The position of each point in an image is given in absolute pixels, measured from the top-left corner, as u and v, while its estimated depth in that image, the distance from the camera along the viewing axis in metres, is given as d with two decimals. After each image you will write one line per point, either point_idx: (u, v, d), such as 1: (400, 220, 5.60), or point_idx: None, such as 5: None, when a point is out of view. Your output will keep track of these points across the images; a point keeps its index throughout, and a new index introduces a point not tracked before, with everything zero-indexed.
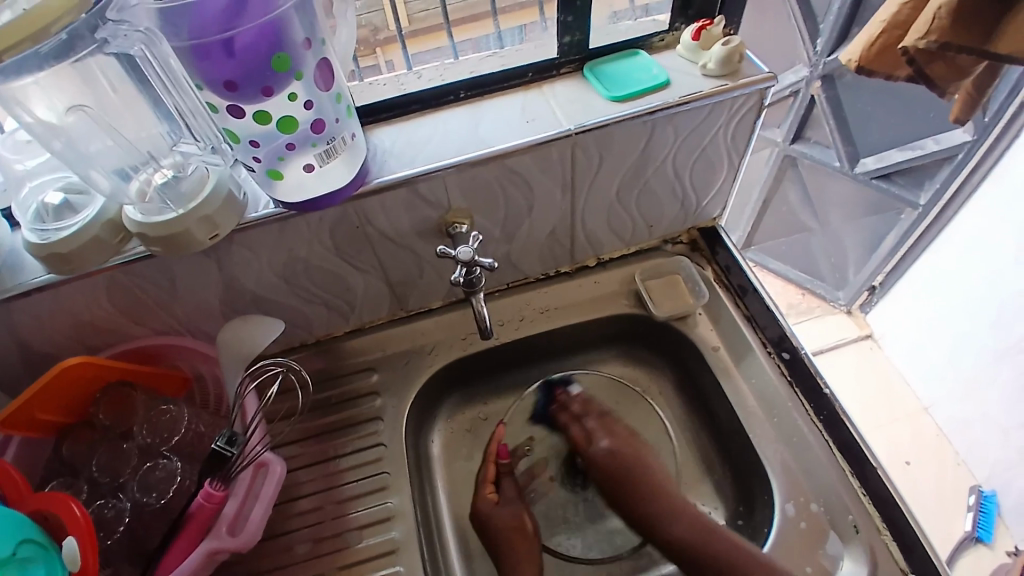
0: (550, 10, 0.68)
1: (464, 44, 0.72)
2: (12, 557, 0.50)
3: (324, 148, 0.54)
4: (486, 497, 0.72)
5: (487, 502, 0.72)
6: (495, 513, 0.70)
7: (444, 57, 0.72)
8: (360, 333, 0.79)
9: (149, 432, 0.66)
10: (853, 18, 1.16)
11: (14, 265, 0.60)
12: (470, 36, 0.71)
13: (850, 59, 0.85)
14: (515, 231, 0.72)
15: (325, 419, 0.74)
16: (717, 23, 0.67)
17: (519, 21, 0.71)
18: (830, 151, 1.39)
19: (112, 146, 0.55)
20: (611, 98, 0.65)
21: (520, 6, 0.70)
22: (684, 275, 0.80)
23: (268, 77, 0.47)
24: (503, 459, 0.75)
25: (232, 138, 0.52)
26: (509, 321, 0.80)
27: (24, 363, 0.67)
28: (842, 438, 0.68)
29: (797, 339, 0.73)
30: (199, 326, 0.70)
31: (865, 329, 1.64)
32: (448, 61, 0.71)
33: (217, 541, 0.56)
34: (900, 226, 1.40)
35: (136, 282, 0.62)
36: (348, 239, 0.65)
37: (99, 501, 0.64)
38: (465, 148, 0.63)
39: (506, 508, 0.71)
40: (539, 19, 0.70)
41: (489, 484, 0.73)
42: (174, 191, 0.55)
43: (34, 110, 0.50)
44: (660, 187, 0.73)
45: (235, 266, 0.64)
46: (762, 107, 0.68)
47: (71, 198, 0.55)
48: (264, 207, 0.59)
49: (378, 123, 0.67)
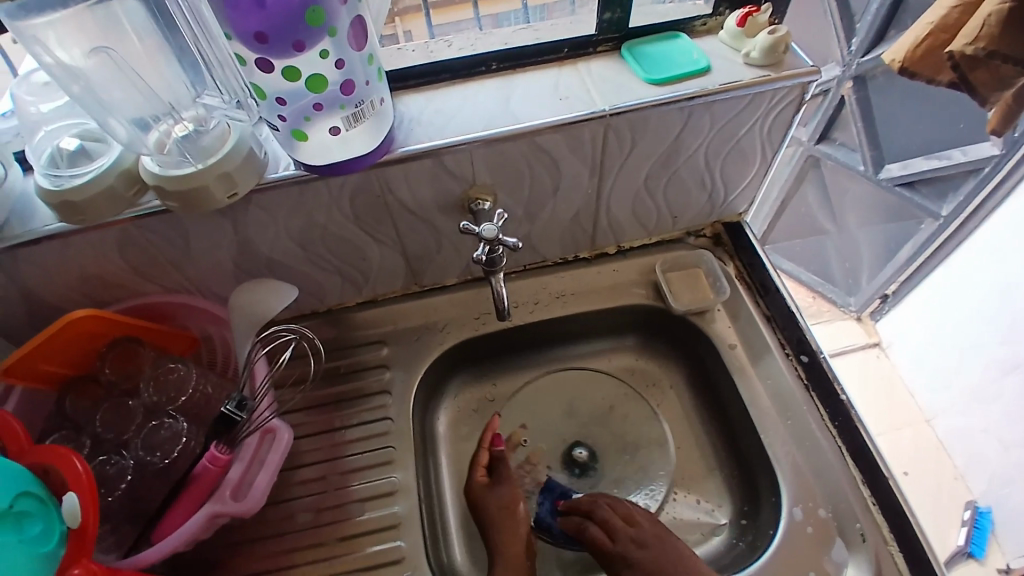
0: None
1: (488, 19, 0.68)
2: (9, 510, 0.49)
3: (351, 112, 0.52)
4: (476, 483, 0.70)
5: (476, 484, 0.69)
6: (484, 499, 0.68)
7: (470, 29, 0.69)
8: (372, 305, 0.78)
9: (155, 391, 0.65)
10: (891, 20, 1.13)
11: (25, 212, 0.59)
12: (494, 10, 0.68)
13: (894, 59, 0.82)
14: (537, 212, 0.70)
15: (332, 390, 0.74)
16: (763, 10, 0.64)
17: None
18: (855, 154, 1.36)
19: (132, 94, 0.53)
20: (648, 81, 0.62)
21: None
22: (706, 269, 0.78)
23: (300, 31, 0.45)
24: (497, 446, 0.72)
25: (259, 94, 0.50)
26: (524, 304, 0.78)
27: (31, 312, 0.66)
28: (856, 444, 0.67)
29: (816, 341, 0.72)
30: (209, 287, 0.69)
31: (873, 337, 1.62)
32: (474, 33, 0.68)
33: (219, 506, 0.56)
34: (919, 236, 1.37)
35: (149, 238, 0.61)
36: (367, 208, 0.63)
37: (101, 458, 0.63)
38: (495, 121, 0.61)
39: (505, 488, 0.69)
40: None
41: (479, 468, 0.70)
42: (194, 145, 0.53)
43: (53, 50, 0.49)
44: (689, 177, 0.71)
45: (251, 228, 0.62)
46: (803, 101, 0.65)
47: (86, 145, 0.54)
48: (284, 168, 0.58)
49: (406, 90, 0.65)
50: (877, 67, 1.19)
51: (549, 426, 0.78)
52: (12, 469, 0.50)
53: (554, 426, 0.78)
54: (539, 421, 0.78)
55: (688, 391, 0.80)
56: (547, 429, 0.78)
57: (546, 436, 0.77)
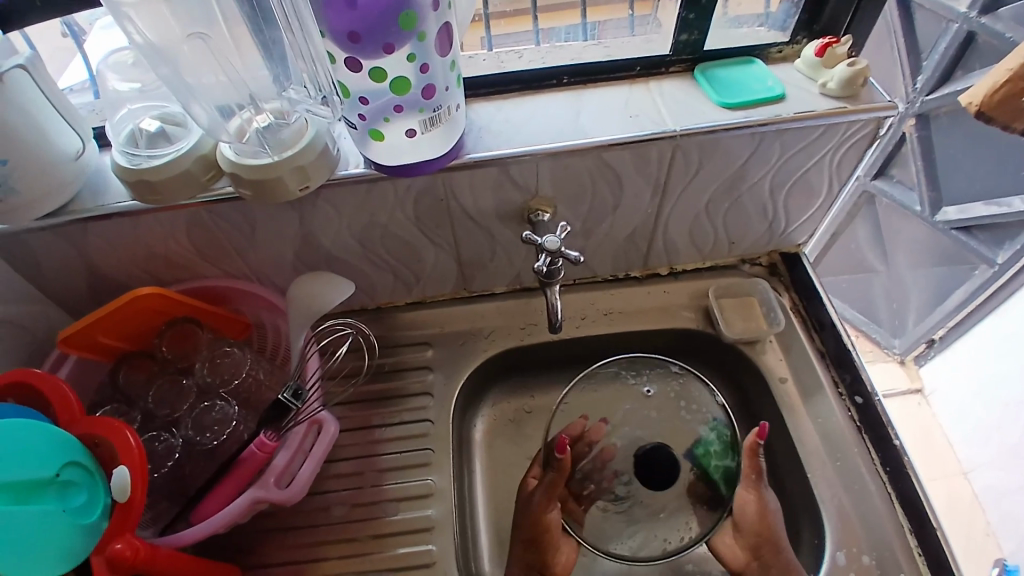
0: (642, 8, 0.68)
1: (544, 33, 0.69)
2: (54, 479, 0.50)
3: (429, 115, 0.53)
4: (527, 479, 0.71)
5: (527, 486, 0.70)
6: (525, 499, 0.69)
7: (528, 42, 0.70)
8: (419, 305, 0.78)
9: (210, 372, 0.67)
10: (958, 62, 1.12)
11: (99, 187, 0.61)
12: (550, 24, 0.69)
13: (969, 101, 0.58)
14: (594, 227, 0.70)
15: (375, 387, 0.74)
16: (843, 42, 0.63)
17: (608, 15, 0.69)
18: (912, 194, 1.30)
19: (219, 82, 0.53)
20: (721, 104, 0.62)
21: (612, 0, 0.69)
22: (760, 298, 0.77)
23: (391, 34, 0.46)
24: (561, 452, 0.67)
25: (343, 92, 0.51)
26: (571, 317, 0.78)
27: (94, 284, 0.68)
28: (906, 492, 0.65)
29: (871, 383, 0.70)
30: (266, 275, 0.70)
31: (915, 383, 1.56)
32: (531, 47, 0.69)
33: (262, 492, 0.57)
34: (971, 282, 1.31)
35: (216, 222, 0.62)
36: (429, 211, 0.64)
37: (152, 433, 0.65)
38: (565, 134, 0.61)
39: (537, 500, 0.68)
40: (627, 18, 0.69)
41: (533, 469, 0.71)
42: (273, 136, 0.55)
43: (144, 31, 0.48)
44: (752, 205, 0.71)
45: (315, 221, 0.63)
46: (876, 137, 0.64)
47: (167, 129, 0.56)
48: (354, 166, 0.59)
49: (476, 98, 0.65)
50: (942, 107, 1.15)
51: (639, 408, 0.73)
52: (62, 439, 0.51)
53: (632, 409, 0.73)
54: (612, 401, 0.74)
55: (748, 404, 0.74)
56: (636, 417, 0.73)
57: (617, 420, 0.73)
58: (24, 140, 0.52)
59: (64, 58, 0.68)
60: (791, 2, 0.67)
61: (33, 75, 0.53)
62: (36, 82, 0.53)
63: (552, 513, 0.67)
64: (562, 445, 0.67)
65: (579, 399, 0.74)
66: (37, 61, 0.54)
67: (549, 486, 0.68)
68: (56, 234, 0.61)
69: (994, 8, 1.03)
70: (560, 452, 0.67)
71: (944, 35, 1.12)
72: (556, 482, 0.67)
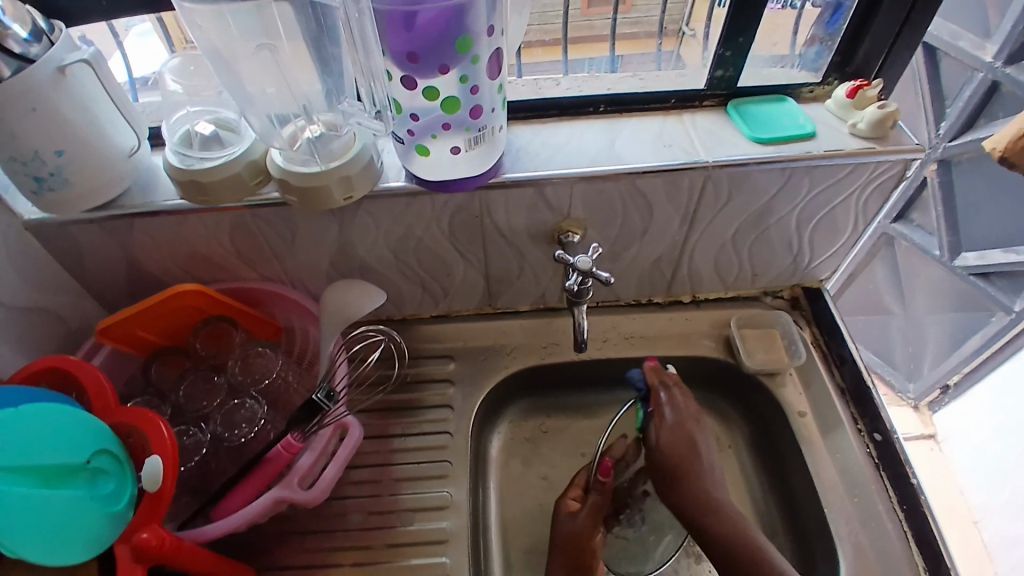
0: (670, 44, 0.71)
1: (578, 63, 0.72)
2: (85, 465, 0.52)
3: (474, 134, 0.55)
4: (566, 500, 0.67)
5: (568, 507, 0.67)
6: (559, 519, 0.66)
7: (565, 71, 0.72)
8: (444, 319, 0.80)
9: (241, 371, 0.69)
10: (982, 109, 1.13)
11: (147, 184, 0.64)
12: (584, 54, 0.72)
13: (993, 147, 0.59)
14: (621, 251, 0.72)
15: (397, 397, 0.76)
16: (874, 85, 0.65)
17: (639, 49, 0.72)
18: (932, 238, 1.30)
19: (277, 92, 0.55)
20: (753, 138, 0.64)
21: (645, 34, 0.71)
22: (781, 330, 0.78)
23: (446, 55, 0.49)
24: (605, 476, 0.66)
25: (396, 108, 0.54)
26: (593, 338, 0.79)
27: (132, 278, 0.70)
28: (923, 532, 0.65)
29: (891, 421, 0.70)
30: (300, 280, 0.72)
31: (929, 429, 1.55)
32: (567, 76, 0.72)
33: (285, 491, 0.58)
34: (987, 329, 1.30)
35: (258, 225, 0.64)
36: (463, 226, 0.66)
37: (181, 426, 0.66)
38: (599, 160, 0.63)
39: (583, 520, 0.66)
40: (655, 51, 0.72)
41: (574, 488, 0.68)
42: (324, 147, 0.57)
43: (215, 38, 0.51)
44: (778, 238, 0.72)
45: (353, 231, 0.65)
46: (903, 177, 0.66)
47: (221, 134, 0.58)
48: (395, 179, 0.61)
49: (515, 121, 0.68)
50: (964, 154, 1.16)
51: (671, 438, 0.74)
52: (95, 425, 0.53)
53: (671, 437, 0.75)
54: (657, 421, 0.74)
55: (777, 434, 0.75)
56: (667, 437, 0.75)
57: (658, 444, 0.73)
58: (82, 135, 0.55)
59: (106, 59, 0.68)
60: (823, 44, 0.69)
61: (95, 70, 0.55)
62: (98, 77, 0.56)
63: (595, 536, 0.66)
64: (607, 469, 0.66)
65: (623, 422, 0.79)
66: (100, 57, 0.56)
67: (592, 509, 0.66)
68: (100, 228, 0.63)
69: (1019, 58, 1.06)
70: (601, 475, 0.66)
71: (968, 83, 1.14)
72: (600, 505, 0.67)
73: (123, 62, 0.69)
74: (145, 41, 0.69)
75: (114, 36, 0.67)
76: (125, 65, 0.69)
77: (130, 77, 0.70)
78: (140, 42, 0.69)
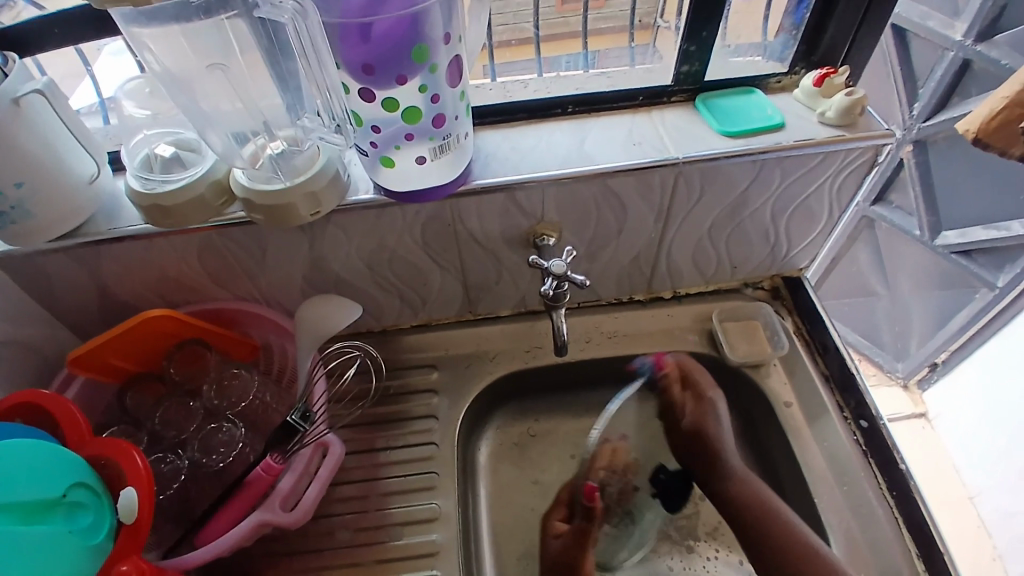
0: (642, 38, 0.70)
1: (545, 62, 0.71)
2: (62, 500, 0.50)
3: (439, 143, 0.54)
4: (553, 523, 0.69)
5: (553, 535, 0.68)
6: (548, 541, 0.69)
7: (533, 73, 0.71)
8: (425, 328, 0.79)
9: (217, 394, 0.68)
10: (955, 88, 1.14)
11: (111, 211, 0.62)
12: (551, 54, 0.70)
13: (967, 129, 0.58)
14: (599, 251, 0.71)
15: (378, 410, 0.75)
16: (841, 72, 0.65)
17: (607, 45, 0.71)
18: (911, 219, 1.31)
19: (234, 111, 0.54)
20: (723, 133, 0.63)
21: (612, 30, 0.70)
22: (762, 322, 0.78)
23: (404, 66, 0.48)
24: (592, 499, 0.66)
25: (356, 120, 0.53)
26: (576, 340, 0.78)
27: (104, 306, 0.69)
28: (914, 518, 0.64)
29: (876, 406, 0.70)
30: (275, 297, 0.71)
31: (920, 407, 1.56)
32: (535, 77, 0.71)
33: (267, 514, 0.57)
34: (971, 306, 1.31)
35: (227, 245, 0.63)
36: (437, 236, 0.65)
37: (158, 455, 0.66)
38: (569, 162, 0.62)
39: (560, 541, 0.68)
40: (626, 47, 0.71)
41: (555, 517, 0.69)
42: (288, 164, 0.56)
43: (161, 58, 0.50)
44: (754, 230, 0.72)
45: (325, 245, 0.64)
46: (875, 163, 0.65)
47: (182, 154, 0.57)
48: (364, 192, 0.60)
49: (484, 126, 0.67)
50: (939, 134, 1.17)
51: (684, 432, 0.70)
52: (68, 457, 0.51)
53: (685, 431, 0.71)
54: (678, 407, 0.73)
55: (765, 428, 0.74)
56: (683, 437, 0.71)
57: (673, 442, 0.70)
58: (38, 165, 0.53)
59: (74, 82, 0.67)
60: (789, 34, 0.68)
61: (50, 99, 0.54)
62: (52, 105, 0.54)
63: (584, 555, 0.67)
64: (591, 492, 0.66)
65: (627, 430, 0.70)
66: (55, 86, 0.55)
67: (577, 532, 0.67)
68: (67, 257, 0.62)
69: (989, 36, 1.06)
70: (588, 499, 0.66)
71: (939, 62, 1.14)
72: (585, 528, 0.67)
73: (94, 85, 0.67)
74: (119, 61, 0.67)
75: (82, 60, 0.65)
76: (94, 87, 0.68)
77: (99, 98, 0.68)
78: (113, 61, 0.67)
